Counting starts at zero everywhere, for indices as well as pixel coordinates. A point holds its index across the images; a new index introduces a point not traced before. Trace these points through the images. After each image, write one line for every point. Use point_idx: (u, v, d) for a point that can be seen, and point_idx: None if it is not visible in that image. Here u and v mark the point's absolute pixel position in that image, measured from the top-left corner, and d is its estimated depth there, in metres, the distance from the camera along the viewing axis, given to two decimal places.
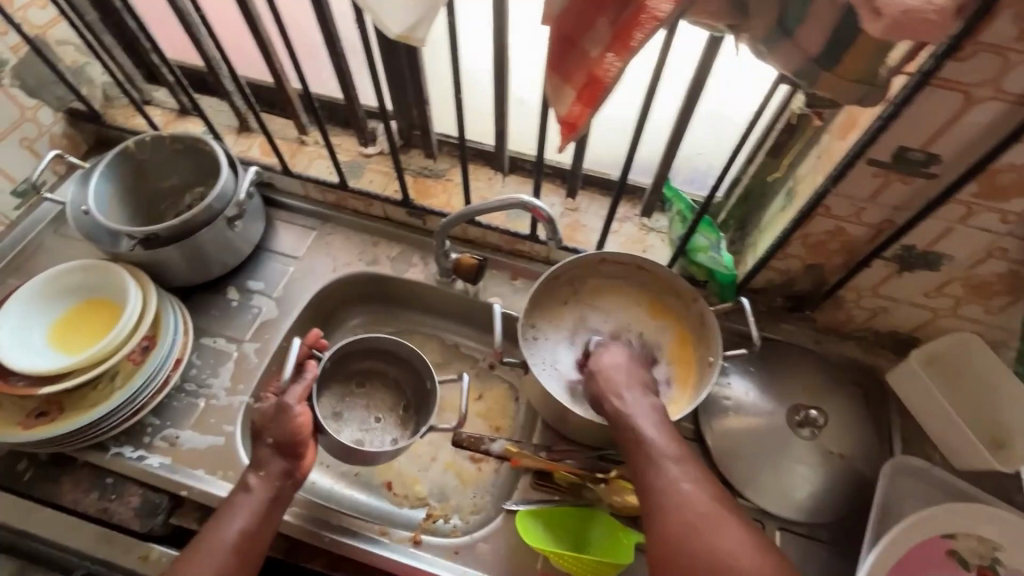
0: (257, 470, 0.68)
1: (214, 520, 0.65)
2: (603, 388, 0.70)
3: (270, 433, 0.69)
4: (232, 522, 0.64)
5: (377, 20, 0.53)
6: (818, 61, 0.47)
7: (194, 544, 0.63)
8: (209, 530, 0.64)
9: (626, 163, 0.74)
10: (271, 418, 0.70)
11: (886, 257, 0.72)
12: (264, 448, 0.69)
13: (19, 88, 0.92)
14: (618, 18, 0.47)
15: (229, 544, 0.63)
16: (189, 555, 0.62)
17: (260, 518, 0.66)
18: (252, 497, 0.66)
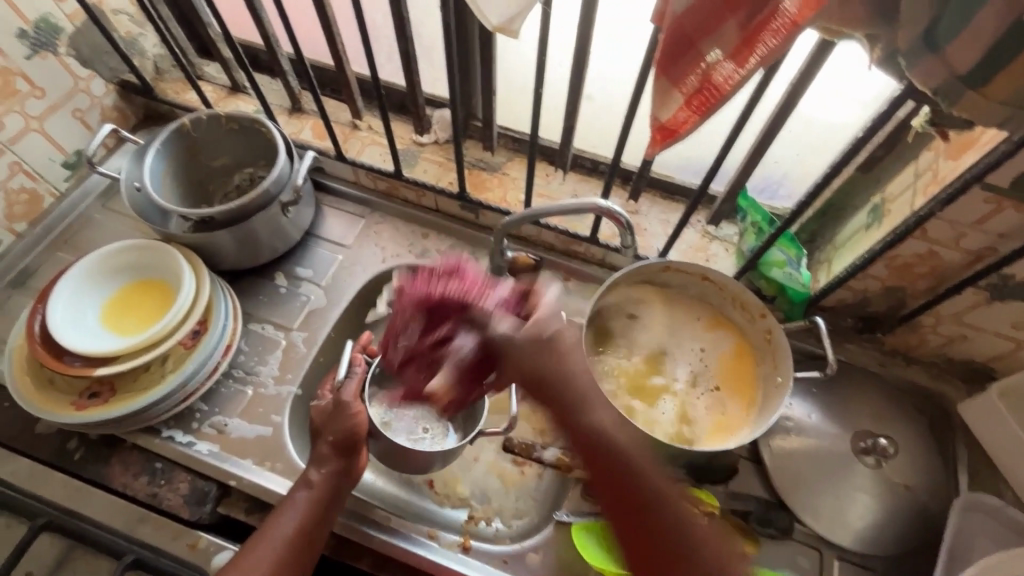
0: (318, 467, 0.66)
1: (272, 515, 0.64)
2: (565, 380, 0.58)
3: (330, 431, 0.67)
4: (291, 517, 0.63)
5: (476, 8, 0.49)
6: (964, 80, 0.43)
7: (252, 537, 0.62)
8: (267, 524, 0.63)
9: (712, 171, 0.72)
10: (330, 416, 0.69)
11: (979, 286, 0.67)
12: (323, 446, 0.67)
13: (74, 57, 0.89)
14: (748, 24, 0.43)
15: (287, 539, 0.62)
16: (247, 546, 0.61)
17: (318, 515, 0.64)
18: (309, 494, 0.65)
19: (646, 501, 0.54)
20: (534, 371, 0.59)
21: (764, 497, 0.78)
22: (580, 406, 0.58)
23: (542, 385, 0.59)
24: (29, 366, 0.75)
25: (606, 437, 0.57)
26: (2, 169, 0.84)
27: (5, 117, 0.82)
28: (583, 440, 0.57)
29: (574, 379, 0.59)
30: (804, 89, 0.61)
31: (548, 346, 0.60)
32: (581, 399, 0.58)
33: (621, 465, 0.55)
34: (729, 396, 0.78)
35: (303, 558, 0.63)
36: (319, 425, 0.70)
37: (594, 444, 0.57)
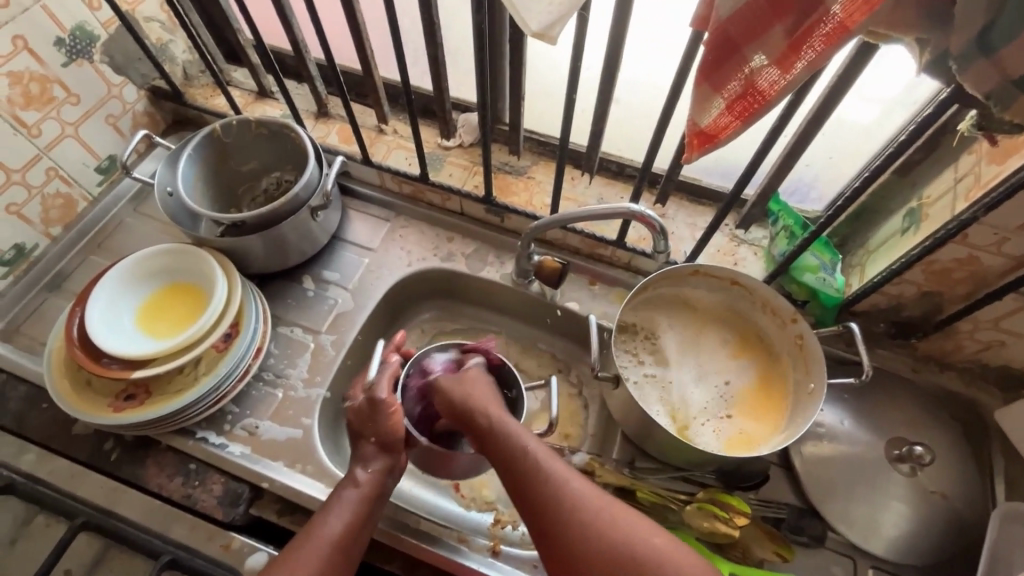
0: (364, 466, 0.67)
1: (319, 515, 0.64)
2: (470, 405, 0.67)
3: (374, 432, 0.67)
4: (338, 515, 0.63)
5: (516, 16, 0.49)
6: (1018, 84, 0.42)
7: (298, 536, 0.62)
8: (313, 523, 0.63)
9: (744, 176, 0.71)
10: (366, 415, 0.67)
11: (1021, 292, 0.66)
12: (367, 446, 0.67)
13: (108, 64, 0.91)
14: (796, 29, 0.42)
15: (334, 537, 0.62)
16: (295, 544, 0.61)
17: (362, 516, 0.64)
18: (355, 492, 0.65)
19: (559, 511, 0.55)
20: (454, 403, 0.68)
21: (795, 503, 0.78)
22: (495, 434, 0.63)
23: (467, 418, 0.66)
24: (68, 367, 0.77)
25: (523, 455, 0.60)
26: (39, 175, 0.86)
27: (42, 124, 0.84)
28: (504, 465, 0.61)
29: (480, 412, 0.65)
30: (842, 93, 0.61)
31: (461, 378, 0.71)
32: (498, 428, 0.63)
33: (534, 478, 0.58)
34: (747, 424, 0.76)
35: (349, 559, 0.62)
36: (357, 424, 0.69)
37: (515, 467, 0.60)
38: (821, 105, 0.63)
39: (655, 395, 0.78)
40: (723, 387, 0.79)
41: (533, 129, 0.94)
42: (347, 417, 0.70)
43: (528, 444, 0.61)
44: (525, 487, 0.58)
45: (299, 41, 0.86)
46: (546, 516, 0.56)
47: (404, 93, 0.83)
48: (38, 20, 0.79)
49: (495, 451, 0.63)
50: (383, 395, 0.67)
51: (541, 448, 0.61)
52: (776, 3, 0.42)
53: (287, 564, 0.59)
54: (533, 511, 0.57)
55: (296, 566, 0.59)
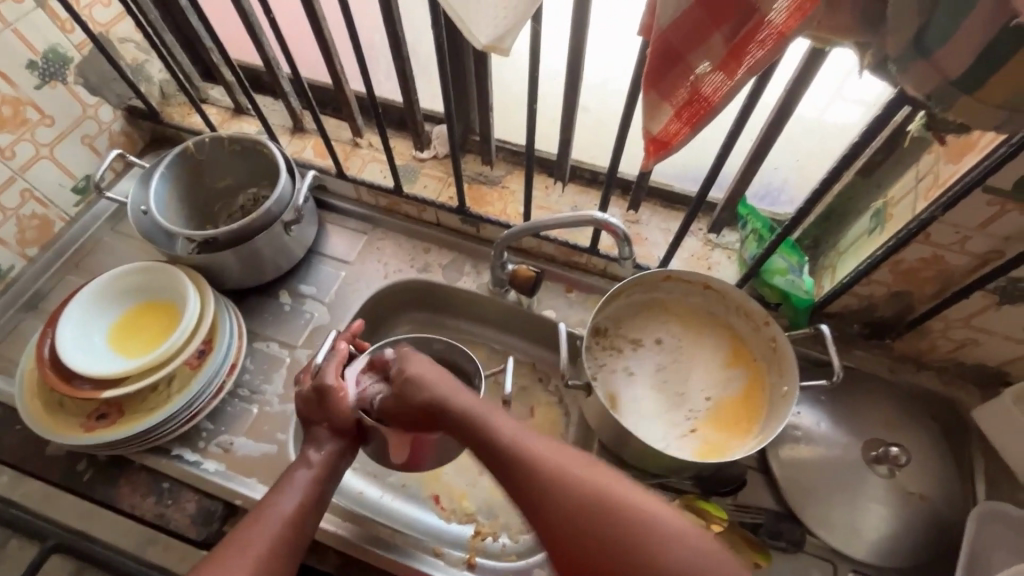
0: (317, 447, 0.67)
1: (272, 496, 0.63)
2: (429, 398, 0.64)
3: (323, 418, 0.69)
4: (291, 496, 0.63)
5: (462, 26, 0.46)
6: (958, 84, 0.42)
7: (249, 518, 0.60)
8: (265, 504, 0.62)
9: (708, 180, 0.72)
10: (316, 403, 0.69)
11: (987, 289, 0.66)
12: (321, 429, 0.68)
13: (82, 85, 0.92)
14: (736, 34, 0.43)
15: (287, 515, 0.61)
16: (247, 524, 0.60)
17: (314, 497, 0.64)
18: (308, 472, 0.65)
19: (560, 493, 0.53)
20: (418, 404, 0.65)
21: (775, 508, 0.77)
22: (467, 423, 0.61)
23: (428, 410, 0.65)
24: (40, 389, 0.77)
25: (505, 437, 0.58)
26: (13, 197, 0.86)
27: (15, 146, 0.84)
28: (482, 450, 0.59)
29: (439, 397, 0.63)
30: (798, 96, 0.61)
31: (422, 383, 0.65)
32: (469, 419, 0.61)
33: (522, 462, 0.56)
34: (714, 433, 0.75)
35: (301, 539, 0.61)
36: (307, 413, 0.70)
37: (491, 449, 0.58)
38: (778, 108, 0.64)
39: (629, 403, 0.78)
40: (701, 396, 0.78)
41: (505, 139, 0.94)
42: (297, 405, 0.71)
43: (500, 425, 0.59)
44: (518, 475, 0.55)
45: (270, 58, 0.87)
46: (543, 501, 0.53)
47: (373, 106, 0.84)
48: (10, 43, 0.80)
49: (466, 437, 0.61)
50: (330, 380, 0.68)
51: (525, 432, 0.58)
52: (714, 11, 0.42)
53: (237, 546, 0.58)
54: (526, 495, 0.54)
55: (243, 547, 0.58)
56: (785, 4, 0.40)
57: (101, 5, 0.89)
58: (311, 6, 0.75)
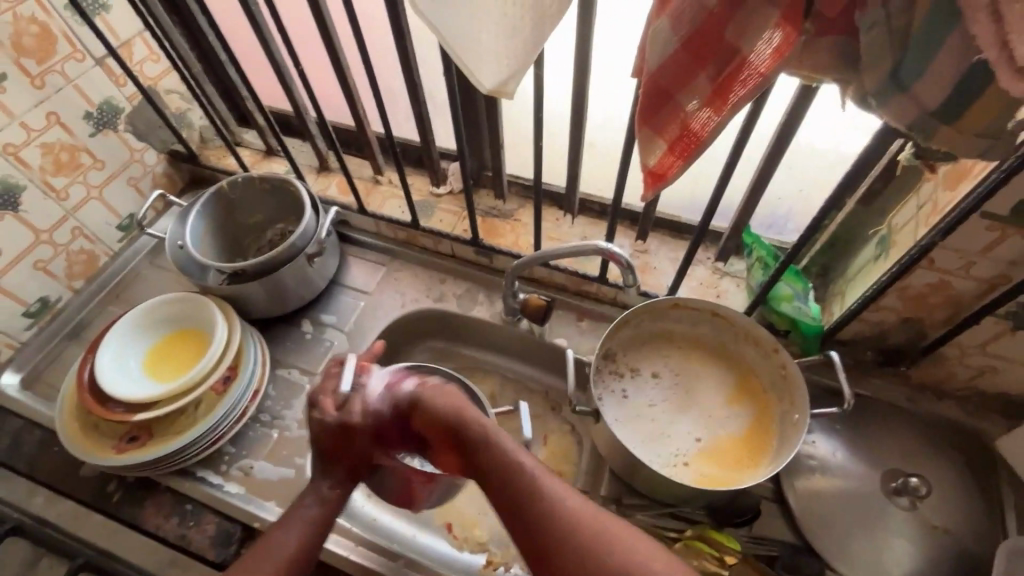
0: (332, 483, 0.69)
1: (276, 527, 0.65)
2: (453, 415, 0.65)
3: (341, 454, 0.70)
4: (295, 529, 0.65)
5: (468, 74, 0.51)
6: (936, 115, 0.44)
7: (253, 549, 0.63)
8: (270, 536, 0.64)
9: (709, 210, 0.74)
10: (336, 437, 0.69)
11: (999, 315, 0.65)
12: (337, 466, 0.70)
13: (131, 132, 1.01)
14: (719, 75, 0.46)
15: (289, 550, 0.63)
16: (254, 553, 0.63)
17: (320, 528, 0.66)
18: (315, 508, 0.67)
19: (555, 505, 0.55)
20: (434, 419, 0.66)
21: (792, 541, 0.75)
22: (477, 454, 0.61)
23: (438, 429, 0.66)
24: (78, 411, 0.82)
25: (523, 478, 0.57)
26: (64, 234, 0.94)
27: (69, 188, 0.93)
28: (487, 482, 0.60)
29: (438, 404, 0.67)
30: (793, 129, 0.63)
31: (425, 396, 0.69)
32: (480, 444, 0.61)
33: (537, 506, 0.55)
34: (719, 463, 0.75)
35: (305, 568, 0.64)
36: (322, 447, 0.70)
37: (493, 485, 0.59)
38: (774, 142, 0.66)
39: (633, 430, 0.78)
40: (708, 425, 0.78)
41: (517, 175, 0.99)
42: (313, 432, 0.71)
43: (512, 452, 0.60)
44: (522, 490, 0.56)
45: (298, 104, 0.95)
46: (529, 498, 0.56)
47: (391, 145, 0.90)
48: (70, 97, 0.89)
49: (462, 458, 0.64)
50: (356, 416, 0.69)
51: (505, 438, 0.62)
52: (697, 53, 0.45)
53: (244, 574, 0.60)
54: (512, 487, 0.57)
55: None
56: (768, 48, 0.43)
57: (152, 61, 0.99)
58: (335, 55, 0.81)
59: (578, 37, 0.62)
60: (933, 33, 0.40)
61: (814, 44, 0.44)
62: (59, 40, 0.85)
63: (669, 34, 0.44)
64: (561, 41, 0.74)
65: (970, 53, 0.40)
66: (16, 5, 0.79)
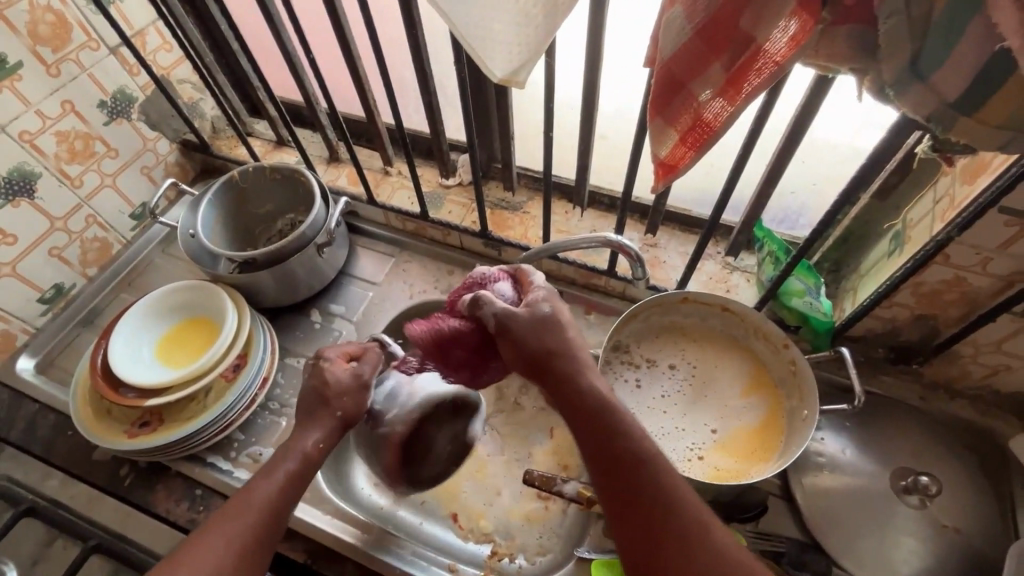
0: (320, 437, 0.67)
1: (254, 480, 0.63)
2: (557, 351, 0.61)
3: (340, 405, 0.69)
4: (273, 480, 0.63)
5: (479, 63, 0.50)
6: (956, 106, 0.43)
7: (228, 503, 0.61)
8: (249, 488, 0.62)
9: (720, 203, 0.73)
10: (349, 390, 0.70)
11: (1015, 312, 0.64)
12: (331, 416, 0.68)
13: (144, 121, 1.01)
14: (733, 65, 0.45)
15: (266, 503, 0.61)
16: (229, 508, 0.61)
17: (298, 482, 0.64)
18: (297, 461, 0.65)
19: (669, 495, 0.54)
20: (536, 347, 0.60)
21: (799, 538, 0.75)
22: (603, 417, 0.58)
23: (544, 360, 0.60)
24: (91, 396, 0.83)
25: (644, 456, 0.56)
26: (79, 222, 0.96)
27: (84, 176, 0.94)
28: (604, 449, 0.57)
29: (579, 350, 0.62)
30: (807, 122, 0.62)
31: (559, 332, 0.62)
32: (604, 407, 0.58)
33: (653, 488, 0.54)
34: (726, 458, 0.74)
35: (281, 522, 0.62)
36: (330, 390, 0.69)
37: (614, 454, 0.56)
38: (788, 134, 0.65)
39: (645, 419, 0.78)
40: (723, 415, 0.78)
41: (527, 167, 0.98)
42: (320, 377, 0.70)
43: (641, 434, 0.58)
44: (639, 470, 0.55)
45: (309, 93, 0.95)
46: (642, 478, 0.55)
47: (401, 135, 0.89)
48: (84, 86, 0.90)
49: (563, 403, 0.60)
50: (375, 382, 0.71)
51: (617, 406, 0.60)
52: (712, 42, 0.44)
53: (221, 526, 0.59)
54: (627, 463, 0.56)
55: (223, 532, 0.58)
56: (784, 36, 0.42)
57: (164, 51, 0.99)
58: (345, 44, 0.81)
59: (590, 28, 0.62)
60: (955, 21, 0.39)
61: (831, 33, 0.43)
62: (73, 29, 0.86)
63: (683, 22, 0.44)
64: (573, 31, 0.73)
65: (992, 43, 0.39)
66: None
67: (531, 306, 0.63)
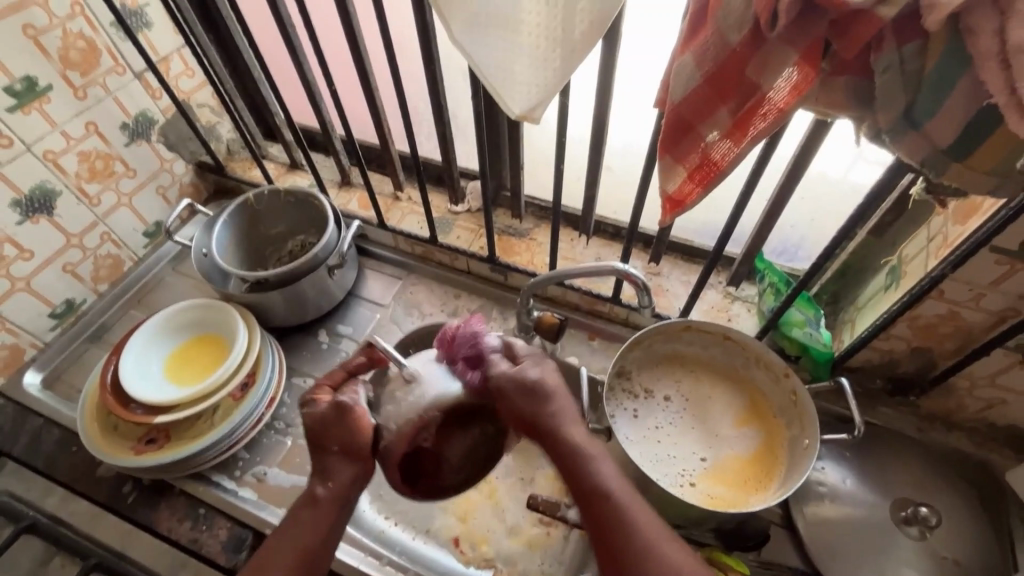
0: (325, 479, 0.60)
1: (277, 535, 0.60)
2: (533, 394, 0.60)
3: (336, 439, 0.60)
4: (294, 532, 0.59)
5: (501, 101, 0.53)
6: (949, 153, 0.47)
7: (264, 548, 0.59)
8: (276, 538, 0.59)
9: (723, 236, 0.76)
10: (332, 420, 0.61)
11: (1008, 347, 0.66)
12: (331, 456, 0.60)
13: (163, 143, 1.04)
14: (739, 108, 0.48)
15: (287, 560, 0.58)
16: (260, 560, 0.58)
17: (318, 534, 0.59)
18: (309, 508, 0.60)
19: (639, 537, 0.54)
20: (507, 395, 0.60)
21: (798, 566, 0.75)
22: (579, 458, 0.58)
23: (517, 401, 0.59)
24: (98, 412, 0.83)
25: (611, 487, 0.57)
26: (94, 238, 0.97)
27: (102, 195, 0.96)
28: (586, 495, 0.57)
29: (552, 398, 0.60)
30: (807, 160, 0.65)
31: (537, 392, 0.60)
32: (580, 453, 0.58)
33: (621, 521, 0.55)
34: (728, 486, 0.75)
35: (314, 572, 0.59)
36: (321, 434, 0.61)
37: (594, 503, 0.56)
38: (789, 172, 0.68)
39: (644, 451, 0.78)
40: (720, 441, 0.79)
41: (534, 196, 1.01)
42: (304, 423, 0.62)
43: (613, 477, 0.58)
44: (606, 508, 0.56)
45: (326, 119, 0.98)
46: (612, 515, 0.55)
47: (414, 162, 0.92)
48: (109, 108, 0.93)
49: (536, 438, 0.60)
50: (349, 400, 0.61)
51: (587, 440, 0.60)
52: (719, 89, 0.47)
53: None
54: (593, 501, 0.56)
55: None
56: (787, 84, 0.45)
57: (187, 76, 1.03)
58: (366, 77, 0.85)
59: (603, 71, 0.65)
60: (946, 78, 0.42)
61: (831, 83, 0.46)
62: (102, 55, 0.89)
63: (692, 69, 0.47)
64: (586, 70, 0.77)
65: (981, 98, 0.42)
66: (66, 22, 0.83)
67: (519, 371, 0.61)
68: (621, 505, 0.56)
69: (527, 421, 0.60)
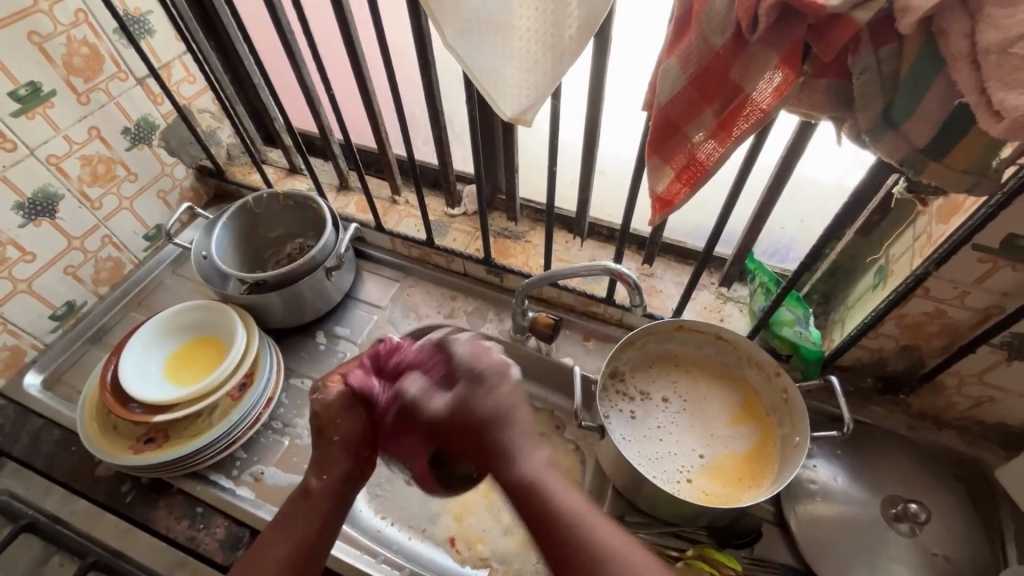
0: (319, 472, 0.61)
1: (269, 533, 0.59)
2: (496, 415, 0.57)
3: (337, 429, 0.63)
4: (286, 534, 0.58)
5: (492, 103, 0.55)
6: (926, 152, 0.48)
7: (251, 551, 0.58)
8: (261, 545, 0.58)
9: (713, 237, 0.77)
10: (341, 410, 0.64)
11: (993, 344, 0.67)
12: (330, 446, 0.62)
13: (163, 148, 1.06)
14: (723, 109, 0.49)
15: (281, 557, 0.56)
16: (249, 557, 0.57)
17: (312, 533, 0.59)
18: (303, 504, 0.60)
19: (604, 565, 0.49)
20: (471, 421, 0.58)
21: (791, 564, 0.76)
22: (538, 486, 0.54)
23: (480, 423, 0.57)
24: (98, 412, 0.84)
25: (570, 510, 0.52)
26: (95, 241, 0.99)
27: (103, 199, 0.98)
28: (540, 525, 0.52)
29: (509, 421, 0.57)
30: (794, 162, 0.67)
31: (498, 410, 0.57)
32: (536, 480, 0.54)
33: (583, 547, 0.50)
34: (722, 483, 0.76)
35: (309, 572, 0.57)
36: (326, 426, 0.63)
37: (540, 513, 0.52)
38: (776, 175, 0.70)
39: (638, 449, 0.79)
40: (714, 438, 0.80)
41: (530, 199, 1.03)
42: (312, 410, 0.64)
43: (574, 500, 0.53)
44: (564, 532, 0.51)
45: (325, 124, 0.99)
46: (572, 541, 0.51)
47: (411, 166, 0.93)
48: (111, 113, 0.94)
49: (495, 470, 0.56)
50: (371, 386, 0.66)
51: (546, 466, 0.56)
52: (704, 91, 0.49)
53: None
54: (551, 532, 0.51)
55: None
56: (769, 87, 0.46)
57: (188, 83, 1.05)
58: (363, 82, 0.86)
59: (593, 76, 0.67)
60: (921, 79, 0.44)
61: (812, 85, 0.48)
62: (105, 61, 0.91)
63: (678, 72, 0.48)
64: (577, 75, 0.79)
65: (954, 97, 0.44)
66: (70, 29, 0.85)
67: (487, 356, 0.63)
68: (582, 530, 0.51)
69: (486, 450, 0.57)
